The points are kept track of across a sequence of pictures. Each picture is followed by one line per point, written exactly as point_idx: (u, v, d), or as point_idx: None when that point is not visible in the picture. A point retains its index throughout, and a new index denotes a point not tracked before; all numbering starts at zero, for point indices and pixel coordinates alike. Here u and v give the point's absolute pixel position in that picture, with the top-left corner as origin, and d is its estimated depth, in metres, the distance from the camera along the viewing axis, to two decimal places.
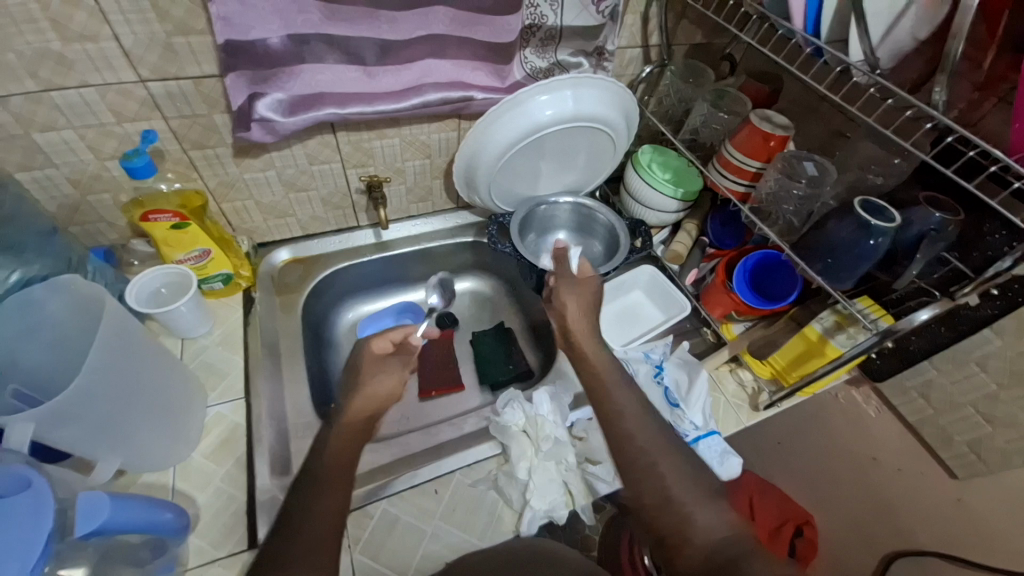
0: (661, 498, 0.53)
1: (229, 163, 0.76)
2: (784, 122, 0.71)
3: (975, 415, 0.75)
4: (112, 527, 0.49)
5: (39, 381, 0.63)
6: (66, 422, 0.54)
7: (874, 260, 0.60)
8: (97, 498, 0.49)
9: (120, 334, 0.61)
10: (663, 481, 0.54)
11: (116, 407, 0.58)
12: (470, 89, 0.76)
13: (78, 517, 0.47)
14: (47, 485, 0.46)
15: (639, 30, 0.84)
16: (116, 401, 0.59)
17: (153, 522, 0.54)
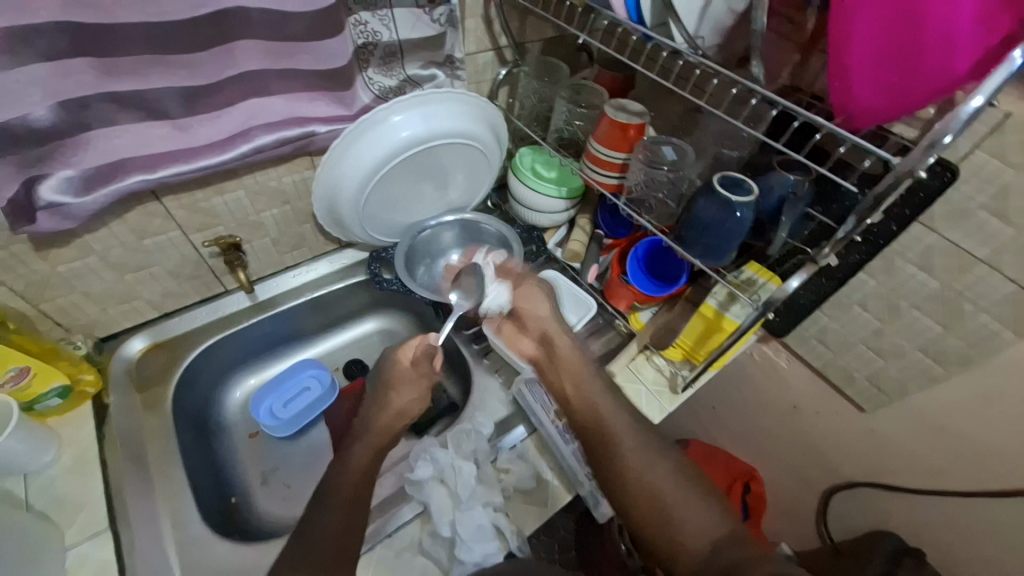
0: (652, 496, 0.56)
1: (34, 261, 0.62)
2: (638, 109, 0.69)
3: (867, 351, 0.79)
4: None
5: None
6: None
7: (744, 232, 0.61)
8: None
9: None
10: (646, 476, 0.57)
11: None
12: (310, 123, 0.68)
13: None
14: None
15: (484, 33, 0.81)
16: None
17: None
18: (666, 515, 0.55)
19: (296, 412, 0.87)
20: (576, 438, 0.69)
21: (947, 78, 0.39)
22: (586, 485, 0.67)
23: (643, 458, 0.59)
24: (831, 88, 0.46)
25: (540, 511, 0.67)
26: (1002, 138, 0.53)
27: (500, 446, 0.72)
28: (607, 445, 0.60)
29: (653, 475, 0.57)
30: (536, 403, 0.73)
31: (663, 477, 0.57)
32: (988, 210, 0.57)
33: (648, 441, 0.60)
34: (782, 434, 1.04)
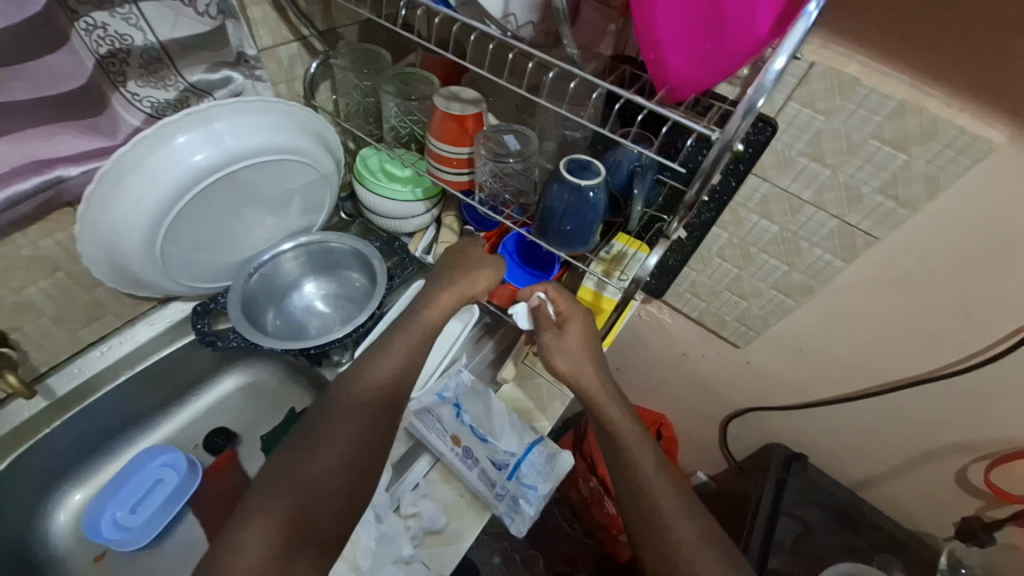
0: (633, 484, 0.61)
1: None
2: (472, 95, 0.63)
3: (732, 297, 0.84)
4: None
5: None
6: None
7: (602, 212, 0.58)
8: None
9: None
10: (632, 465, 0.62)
11: None
12: (52, 167, 0.53)
13: None
14: None
15: (280, 22, 0.67)
16: None
17: None
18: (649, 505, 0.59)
19: (148, 514, 0.71)
20: (478, 461, 0.65)
21: (750, 43, 0.38)
22: (497, 506, 0.63)
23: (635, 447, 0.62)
24: (647, 61, 0.43)
25: (456, 546, 0.63)
26: (809, 86, 0.56)
27: (401, 489, 0.65)
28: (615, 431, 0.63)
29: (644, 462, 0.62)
30: (431, 432, 0.66)
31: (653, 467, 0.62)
32: (806, 155, 0.60)
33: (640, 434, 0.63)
34: (676, 380, 1.10)
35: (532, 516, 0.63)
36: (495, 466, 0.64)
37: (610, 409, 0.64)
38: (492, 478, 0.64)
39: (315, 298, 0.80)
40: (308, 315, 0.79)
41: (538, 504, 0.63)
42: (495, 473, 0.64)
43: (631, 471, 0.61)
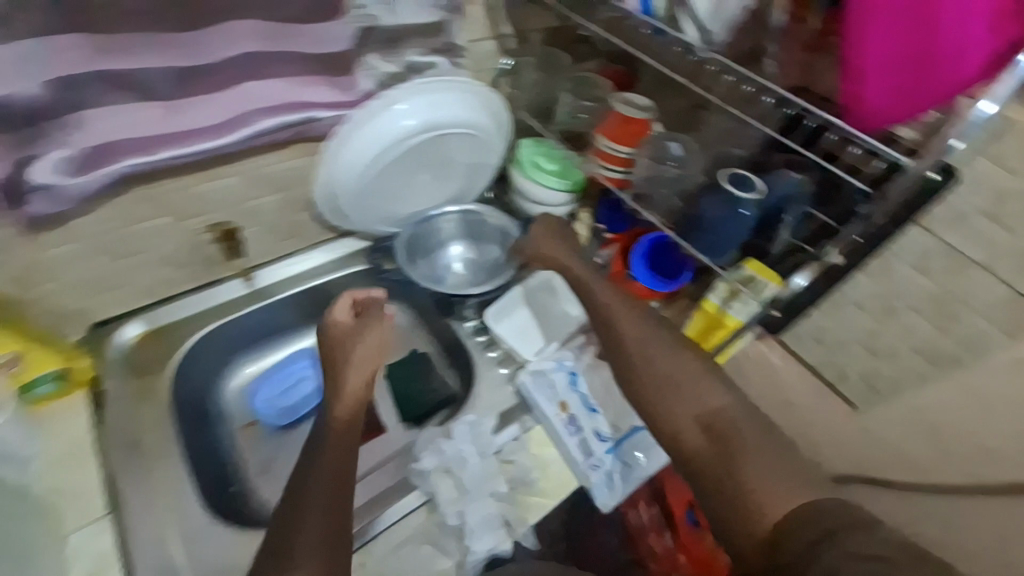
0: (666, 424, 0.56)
1: (18, 245, 0.60)
2: (644, 103, 0.69)
3: (861, 350, 0.80)
4: None
5: None
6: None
7: (749, 229, 0.62)
8: None
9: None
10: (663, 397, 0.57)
11: None
12: (309, 108, 0.66)
13: None
14: None
15: (485, 22, 0.79)
16: None
17: None
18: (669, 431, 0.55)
19: (293, 402, 0.83)
20: (581, 430, 0.72)
21: (953, 83, 0.40)
22: (591, 476, 0.69)
23: (666, 388, 0.58)
24: (842, 91, 0.46)
25: (543, 500, 0.70)
26: (1002, 144, 0.54)
27: (504, 438, 0.73)
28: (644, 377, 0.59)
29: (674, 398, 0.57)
30: (542, 395, 0.74)
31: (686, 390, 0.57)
32: (985, 215, 0.58)
33: (679, 364, 0.59)
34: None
35: (622, 492, 0.70)
36: (597, 439, 0.71)
37: (654, 358, 0.60)
38: (593, 447, 0.71)
39: (456, 257, 0.93)
40: (446, 270, 0.91)
41: (631, 483, 0.70)
42: (596, 444, 0.71)
43: (679, 417, 0.55)
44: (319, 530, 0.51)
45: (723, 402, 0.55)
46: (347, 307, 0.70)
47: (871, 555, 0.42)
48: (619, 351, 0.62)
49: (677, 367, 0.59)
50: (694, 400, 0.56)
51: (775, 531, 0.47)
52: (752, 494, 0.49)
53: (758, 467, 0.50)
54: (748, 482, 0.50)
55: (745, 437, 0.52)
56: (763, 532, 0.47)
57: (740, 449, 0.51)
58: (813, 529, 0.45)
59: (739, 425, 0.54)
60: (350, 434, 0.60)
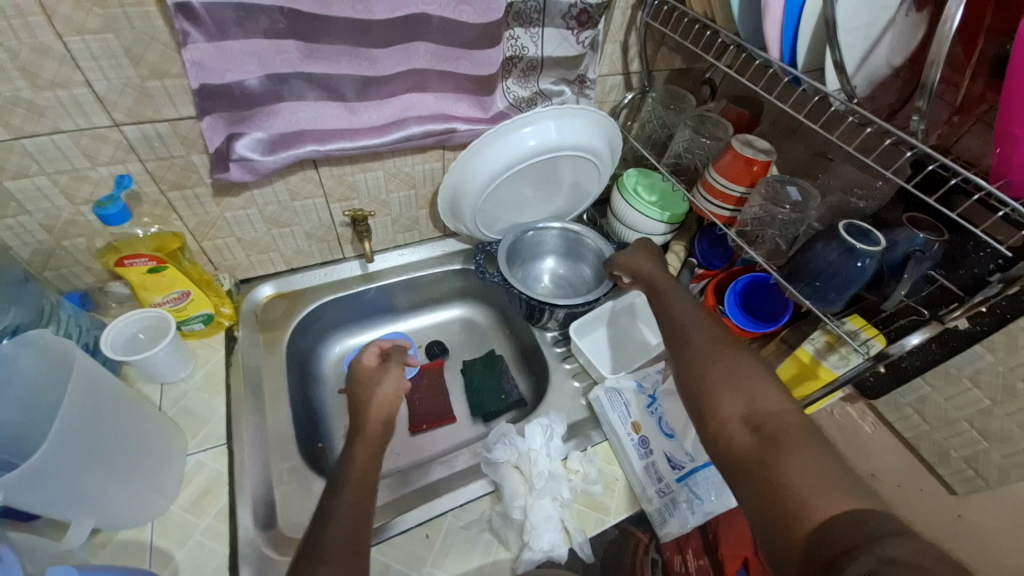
0: (716, 422, 0.54)
1: (208, 203, 0.72)
2: (765, 146, 0.71)
3: (970, 431, 0.75)
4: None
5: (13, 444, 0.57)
6: (55, 478, 0.52)
7: (864, 281, 0.60)
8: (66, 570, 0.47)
9: (91, 391, 0.58)
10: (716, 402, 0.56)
11: (78, 474, 0.55)
12: (453, 121, 0.76)
13: None
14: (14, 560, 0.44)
15: (619, 58, 0.84)
16: (78, 467, 0.55)
17: None
18: (716, 434, 0.54)
19: None
20: (652, 452, 0.71)
21: None
22: (654, 500, 0.67)
23: (720, 392, 0.56)
24: (993, 154, 0.46)
25: (602, 515, 0.69)
26: None
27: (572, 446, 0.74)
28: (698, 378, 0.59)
29: (728, 401, 0.55)
30: (616, 412, 0.75)
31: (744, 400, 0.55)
32: None
33: (747, 371, 0.58)
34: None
35: (689, 525, 0.65)
36: (669, 464, 0.69)
37: (714, 366, 0.59)
38: (662, 472, 0.69)
39: (551, 269, 0.98)
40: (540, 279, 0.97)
41: (700, 517, 0.65)
42: (666, 469, 0.69)
43: (725, 414, 0.54)
44: (341, 529, 0.51)
45: (780, 408, 0.53)
46: (373, 355, 0.74)
47: (910, 562, 0.35)
48: (682, 347, 0.63)
49: (738, 367, 0.58)
50: (744, 398, 0.55)
51: (816, 528, 0.42)
52: (789, 489, 0.45)
53: (801, 466, 0.46)
54: (788, 477, 0.46)
55: (794, 440, 0.49)
56: (803, 530, 0.42)
57: (785, 448, 0.48)
58: (855, 530, 0.39)
59: (790, 428, 0.50)
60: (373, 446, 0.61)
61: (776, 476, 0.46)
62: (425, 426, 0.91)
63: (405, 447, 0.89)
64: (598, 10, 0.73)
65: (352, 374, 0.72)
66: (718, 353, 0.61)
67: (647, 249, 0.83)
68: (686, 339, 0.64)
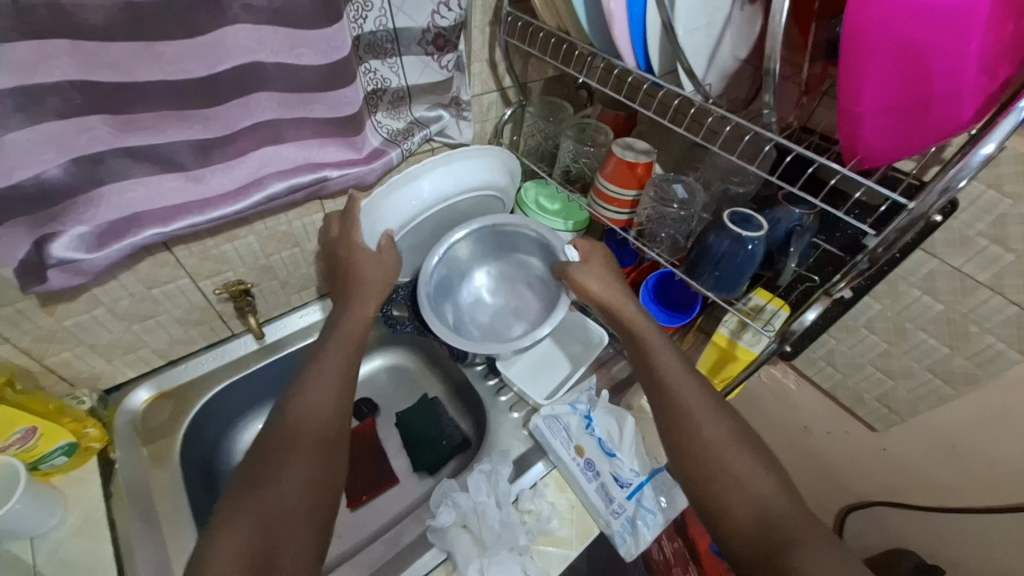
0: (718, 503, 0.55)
1: (39, 316, 0.60)
2: (644, 147, 0.71)
3: (876, 372, 0.80)
4: None
5: None
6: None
7: (757, 262, 0.62)
8: None
9: None
10: (715, 475, 0.56)
11: None
12: (322, 168, 0.69)
13: None
14: None
15: (489, 74, 0.82)
16: None
17: None
18: (719, 523, 0.54)
19: None
20: (599, 474, 0.69)
21: (952, 125, 0.42)
22: (612, 523, 0.65)
23: (716, 466, 0.56)
24: (841, 132, 0.48)
25: (564, 554, 0.65)
26: (998, 169, 0.56)
27: (520, 486, 0.70)
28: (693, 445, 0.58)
29: (726, 480, 0.55)
30: (556, 438, 0.71)
31: (744, 479, 0.55)
32: (987, 237, 0.60)
33: (726, 431, 0.58)
34: (788, 456, 1.04)
35: (647, 540, 0.65)
36: (617, 484, 0.68)
37: (694, 422, 0.59)
38: (612, 493, 0.68)
39: (490, 274, 0.86)
40: (484, 290, 0.86)
41: (654, 530, 0.66)
42: (615, 489, 0.68)
43: (728, 500, 0.54)
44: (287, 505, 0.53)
45: (782, 508, 0.53)
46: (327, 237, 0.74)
47: None
48: (671, 419, 0.60)
49: (729, 458, 0.56)
50: (742, 483, 0.55)
51: None
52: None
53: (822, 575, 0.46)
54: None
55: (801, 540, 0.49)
56: None
57: (799, 553, 0.48)
58: None
59: (798, 533, 0.50)
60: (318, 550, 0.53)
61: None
62: (365, 497, 0.83)
63: (347, 527, 0.81)
64: (453, 32, 0.69)
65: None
66: (689, 395, 0.61)
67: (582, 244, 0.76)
68: (682, 407, 0.60)
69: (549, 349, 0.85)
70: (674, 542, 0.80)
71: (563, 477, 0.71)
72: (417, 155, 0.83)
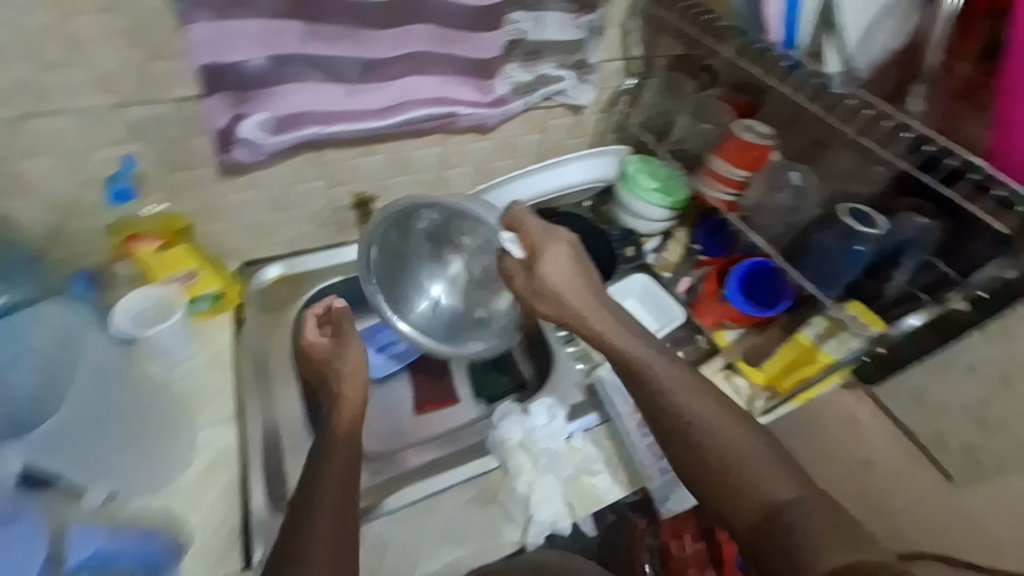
0: (718, 472, 0.58)
1: (213, 186, 0.73)
2: (765, 131, 0.72)
3: (967, 417, 0.75)
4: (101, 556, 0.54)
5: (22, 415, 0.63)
6: (53, 447, 0.62)
7: (862, 268, 0.63)
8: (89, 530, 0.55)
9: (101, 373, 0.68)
10: (704, 450, 0.59)
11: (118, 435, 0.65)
12: (455, 105, 0.76)
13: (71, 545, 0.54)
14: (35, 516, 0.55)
15: (619, 43, 0.83)
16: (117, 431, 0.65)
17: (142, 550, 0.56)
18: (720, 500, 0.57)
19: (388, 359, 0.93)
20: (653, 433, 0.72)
21: None
22: (657, 479, 0.69)
23: (712, 452, 0.59)
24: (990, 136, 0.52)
25: (607, 494, 0.70)
26: None
27: (575, 426, 0.75)
28: (688, 432, 0.61)
29: (727, 461, 0.58)
30: (617, 395, 0.76)
31: (733, 452, 0.59)
32: None
33: (736, 432, 0.61)
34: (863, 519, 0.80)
35: (689, 500, 0.69)
36: None
37: (716, 423, 0.61)
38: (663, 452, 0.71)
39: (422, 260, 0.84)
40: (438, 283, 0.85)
41: None
42: None
43: (731, 484, 0.57)
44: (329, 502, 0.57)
45: (792, 498, 0.55)
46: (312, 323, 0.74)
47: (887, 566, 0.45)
48: (668, 420, 0.62)
49: (748, 454, 0.59)
50: (741, 470, 0.57)
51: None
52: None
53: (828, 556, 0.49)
54: (809, 564, 0.49)
55: (795, 514, 0.53)
56: None
57: (806, 531, 0.51)
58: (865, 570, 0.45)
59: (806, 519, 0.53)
60: (346, 456, 0.62)
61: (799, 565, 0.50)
62: (429, 407, 0.92)
63: (408, 427, 0.90)
64: None
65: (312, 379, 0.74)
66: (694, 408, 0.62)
67: (551, 230, 0.72)
68: (675, 412, 0.62)
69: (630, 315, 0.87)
70: (699, 543, 0.73)
71: (615, 430, 0.75)
72: (534, 111, 0.86)
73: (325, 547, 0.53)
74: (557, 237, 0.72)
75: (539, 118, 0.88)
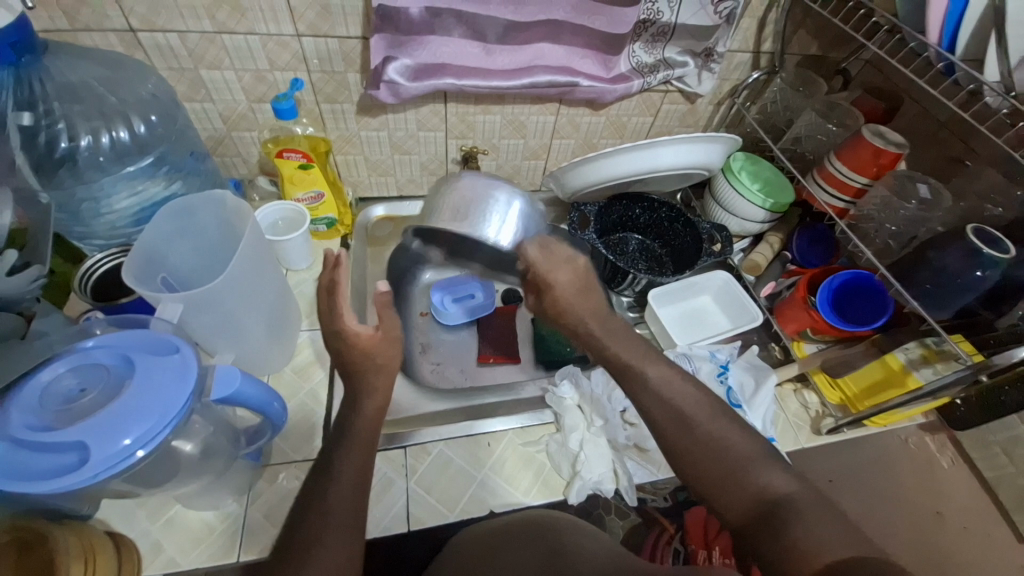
0: (709, 475, 0.52)
1: (351, 120, 0.82)
2: (897, 140, 0.73)
3: None
4: (237, 398, 0.54)
5: (185, 275, 0.69)
6: (204, 311, 0.61)
7: (980, 292, 0.62)
8: (230, 370, 0.54)
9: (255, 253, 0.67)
10: (703, 446, 0.53)
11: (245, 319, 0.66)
12: (577, 75, 0.79)
13: (216, 382, 0.52)
14: (192, 353, 0.50)
15: (753, 34, 0.82)
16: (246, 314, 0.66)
17: (263, 406, 0.57)
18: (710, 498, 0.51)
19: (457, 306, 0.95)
20: None
21: None
22: None
23: (709, 446, 0.53)
24: None
25: (653, 470, 0.71)
26: None
27: None
28: (677, 425, 0.55)
29: (718, 456, 0.52)
30: None
31: (726, 440, 0.53)
32: None
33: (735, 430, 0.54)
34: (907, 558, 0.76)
35: None
36: None
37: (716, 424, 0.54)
38: None
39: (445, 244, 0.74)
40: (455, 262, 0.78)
41: None
42: None
43: (726, 480, 0.51)
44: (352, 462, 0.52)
45: (787, 490, 0.49)
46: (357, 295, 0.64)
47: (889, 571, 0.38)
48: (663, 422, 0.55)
49: (728, 443, 0.53)
50: (733, 466, 0.51)
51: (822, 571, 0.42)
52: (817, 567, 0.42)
53: (825, 545, 0.43)
54: (807, 553, 0.43)
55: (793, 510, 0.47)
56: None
57: (804, 520, 0.46)
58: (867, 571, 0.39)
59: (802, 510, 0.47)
60: (382, 405, 0.58)
61: (800, 558, 0.43)
62: (492, 359, 0.91)
63: (469, 374, 0.91)
64: None
65: (345, 366, 0.59)
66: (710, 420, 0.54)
67: (550, 251, 0.66)
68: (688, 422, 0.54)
69: (706, 310, 0.87)
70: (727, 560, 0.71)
71: None
72: (650, 93, 0.87)
73: (354, 444, 0.53)
74: (558, 262, 0.65)
75: (654, 102, 0.89)
